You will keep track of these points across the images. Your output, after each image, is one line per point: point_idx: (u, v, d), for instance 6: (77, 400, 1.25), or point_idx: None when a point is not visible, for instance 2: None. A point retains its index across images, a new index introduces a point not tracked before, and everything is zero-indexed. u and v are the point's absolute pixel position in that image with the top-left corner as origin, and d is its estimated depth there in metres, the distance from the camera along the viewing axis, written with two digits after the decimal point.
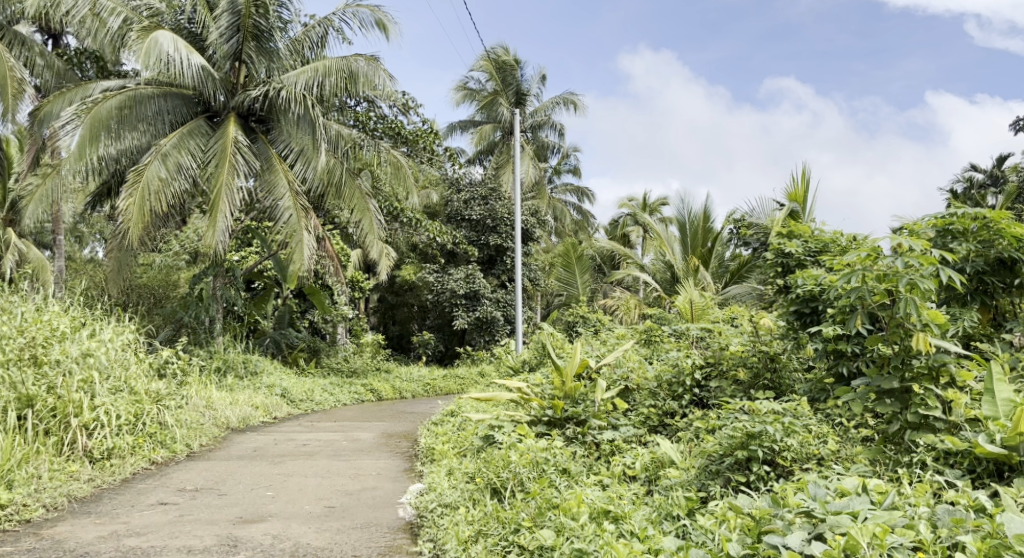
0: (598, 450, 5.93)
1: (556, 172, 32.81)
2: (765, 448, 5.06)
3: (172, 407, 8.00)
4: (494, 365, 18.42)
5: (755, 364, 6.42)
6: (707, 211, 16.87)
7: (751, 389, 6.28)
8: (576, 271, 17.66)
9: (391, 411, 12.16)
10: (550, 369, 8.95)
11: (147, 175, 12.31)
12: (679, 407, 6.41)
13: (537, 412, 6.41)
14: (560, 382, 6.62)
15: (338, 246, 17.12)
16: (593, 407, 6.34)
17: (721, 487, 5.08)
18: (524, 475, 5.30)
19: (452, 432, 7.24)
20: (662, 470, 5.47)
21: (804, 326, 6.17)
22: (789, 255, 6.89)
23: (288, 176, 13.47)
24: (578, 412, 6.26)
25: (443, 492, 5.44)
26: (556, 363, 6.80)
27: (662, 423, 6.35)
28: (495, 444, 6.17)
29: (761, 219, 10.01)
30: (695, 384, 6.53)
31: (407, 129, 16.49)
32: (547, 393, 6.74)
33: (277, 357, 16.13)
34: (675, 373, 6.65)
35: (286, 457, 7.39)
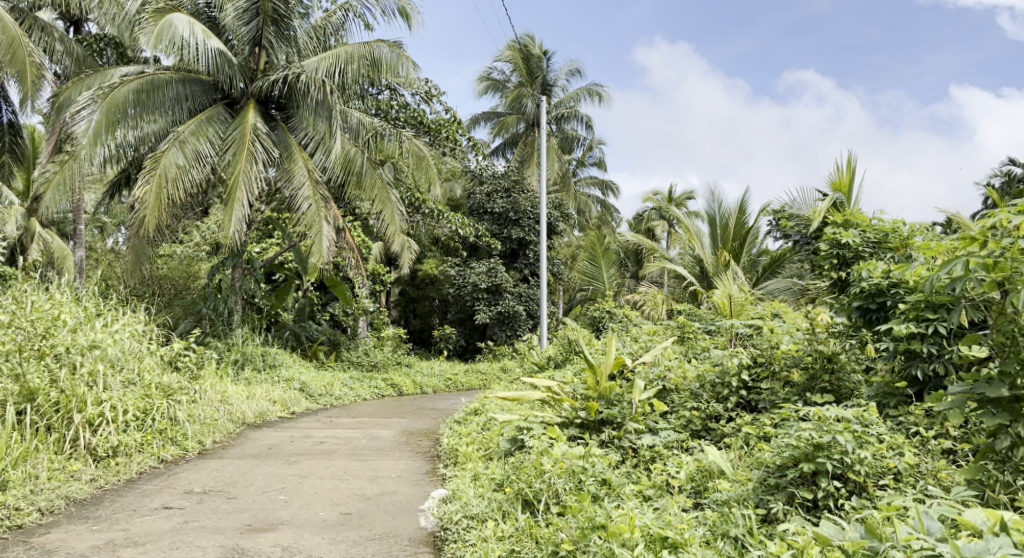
0: (638, 457, 5.52)
1: (580, 164, 32.36)
2: (834, 460, 4.67)
3: (185, 402, 7.68)
4: (517, 361, 18.03)
5: (811, 364, 5.95)
6: (741, 205, 16.35)
7: (808, 393, 5.82)
8: (602, 264, 17.21)
9: (413, 406, 11.81)
10: (579, 366, 8.55)
11: (164, 161, 12.01)
12: (724, 410, 5.99)
13: (569, 414, 6.01)
14: (594, 382, 6.19)
15: (359, 238, 16.79)
16: (630, 409, 5.93)
17: (783, 505, 4.69)
18: (560, 486, 4.91)
19: (477, 433, 6.86)
20: (710, 482, 5.07)
21: (869, 322, 5.95)
22: (844, 248, 6.58)
23: (308, 165, 13.14)
24: (615, 414, 5.86)
25: (470, 502, 5.06)
26: (589, 360, 6.38)
27: (705, 427, 5.92)
28: (523, 447, 5.79)
29: (803, 209, 9.52)
30: (742, 385, 6.10)
31: (429, 119, 16.11)
32: (579, 392, 6.33)
33: (297, 350, 15.85)
34: (719, 373, 6.23)
35: (302, 456, 7.04)
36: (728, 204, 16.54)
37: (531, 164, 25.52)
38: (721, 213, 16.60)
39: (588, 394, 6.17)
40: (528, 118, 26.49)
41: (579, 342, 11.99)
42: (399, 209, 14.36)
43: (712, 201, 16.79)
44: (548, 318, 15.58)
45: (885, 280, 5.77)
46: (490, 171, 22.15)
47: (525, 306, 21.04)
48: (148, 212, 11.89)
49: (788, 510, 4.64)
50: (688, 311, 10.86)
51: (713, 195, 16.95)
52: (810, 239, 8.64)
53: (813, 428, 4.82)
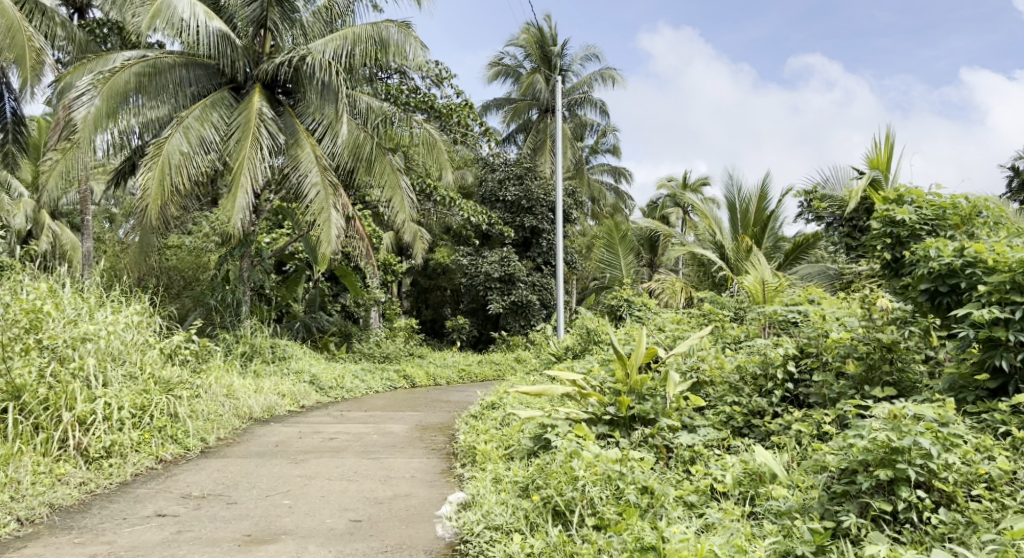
0: (677, 458, 5.17)
1: (594, 151, 31.81)
2: (916, 467, 4.35)
3: (187, 397, 7.29)
4: (533, 351, 17.60)
5: (869, 353, 5.50)
6: (762, 189, 15.96)
7: (865, 387, 5.42)
8: (619, 251, 16.71)
9: (427, 398, 11.40)
10: (601, 358, 8.10)
11: (167, 148, 11.63)
12: (769, 406, 5.61)
13: (598, 409, 5.60)
14: (624, 375, 5.73)
15: (370, 227, 16.37)
16: (663, 404, 5.51)
17: (856, 517, 4.39)
18: (595, 495, 4.52)
19: (495, 430, 6.42)
20: (761, 486, 4.76)
21: (939, 307, 5.48)
22: (900, 225, 5.94)
23: (316, 150, 12.74)
24: (648, 410, 5.44)
25: (492, 511, 4.65)
26: (618, 350, 5.89)
27: (746, 424, 5.59)
28: (549, 447, 5.38)
29: (839, 190, 9.29)
30: (788, 377, 5.70)
31: (439, 103, 15.60)
32: (607, 386, 5.88)
33: (307, 342, 15.44)
34: (763, 365, 5.80)
35: (309, 454, 6.63)
36: (748, 189, 16.16)
37: (545, 152, 25.04)
38: (741, 197, 16.23)
39: (616, 388, 5.74)
40: (541, 105, 26.02)
41: (598, 331, 11.54)
42: (409, 195, 13.92)
43: (732, 185, 16.41)
44: (563, 307, 15.11)
45: (958, 259, 5.25)
46: (502, 159, 21.69)
47: (539, 295, 20.57)
48: (150, 200, 11.53)
49: (864, 524, 4.32)
50: (712, 299, 10.38)
51: (733, 179, 16.56)
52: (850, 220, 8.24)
53: (888, 428, 4.48)
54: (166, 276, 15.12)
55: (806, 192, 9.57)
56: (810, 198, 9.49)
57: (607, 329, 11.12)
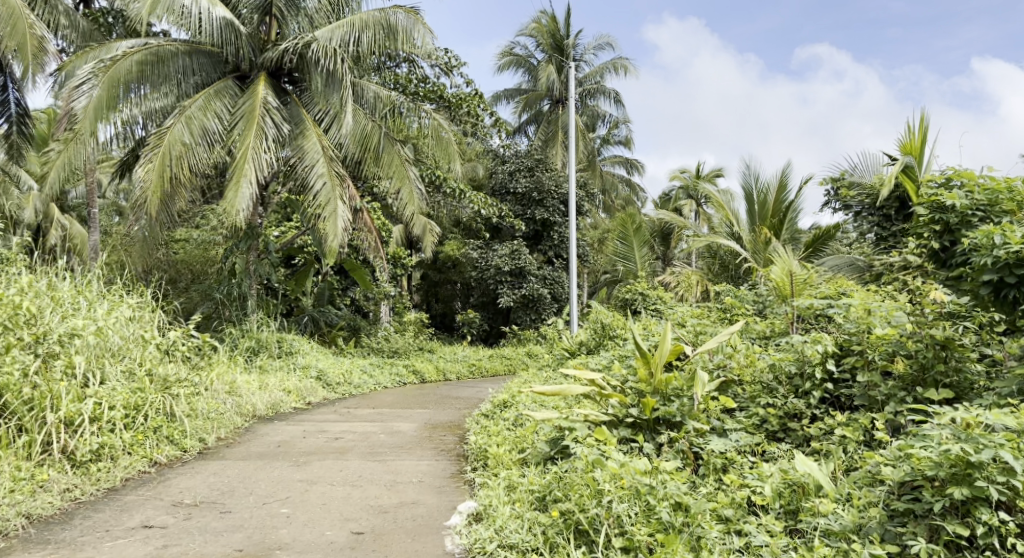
0: (708, 465, 4.85)
1: (606, 142, 31.40)
2: (997, 486, 3.98)
3: (186, 395, 6.95)
4: (545, 346, 17.26)
5: (924, 355, 5.08)
6: (781, 180, 15.53)
7: (918, 388, 5.04)
8: (634, 244, 16.32)
9: (436, 395, 11.06)
10: (617, 355, 7.74)
11: (168, 138, 11.33)
12: (807, 408, 5.28)
13: (621, 410, 5.25)
14: (647, 373, 5.36)
15: (379, 219, 16.04)
16: (691, 406, 5.16)
17: (925, 541, 4.04)
18: (623, 512, 4.19)
19: (508, 431, 6.07)
20: (804, 500, 4.44)
21: (1003, 302, 4.97)
22: (948, 211, 5.66)
23: (322, 140, 12.41)
24: (674, 413, 5.09)
25: (506, 527, 4.34)
26: (641, 347, 5.52)
27: (784, 427, 5.29)
28: (568, 453, 5.03)
29: (868, 178, 9.14)
30: (826, 376, 5.37)
31: (449, 92, 15.23)
32: (628, 386, 5.53)
33: (316, 337, 15.10)
34: (799, 363, 5.47)
35: (313, 456, 6.30)
36: (767, 179, 15.75)
37: (557, 144, 24.66)
38: (759, 187, 15.82)
39: (637, 388, 5.38)
40: (552, 95, 25.61)
41: (613, 326, 11.18)
42: (417, 186, 13.57)
43: (749, 175, 16.00)
44: (576, 301, 14.73)
45: None
46: (513, 150, 21.31)
47: (550, 289, 20.19)
48: (150, 192, 11.24)
49: (935, 549, 3.98)
50: (732, 293, 10.00)
51: (750, 169, 16.16)
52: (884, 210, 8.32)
53: (960, 439, 4.10)
54: (175, 270, 15.02)
55: (832, 179, 9.43)
56: (837, 186, 9.34)
57: (623, 324, 10.75)
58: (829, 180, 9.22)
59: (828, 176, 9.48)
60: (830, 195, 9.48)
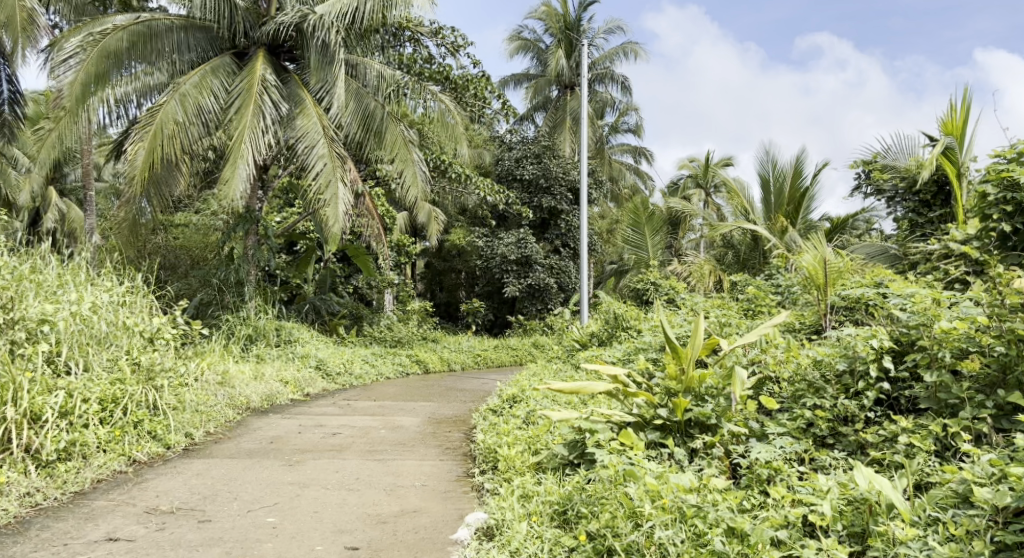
0: (751, 476, 4.40)
1: (614, 130, 30.88)
2: None
3: (172, 387, 6.46)
4: (552, 337, 16.81)
5: (1004, 353, 4.58)
6: (798, 166, 15.22)
7: (999, 390, 4.53)
8: (646, 232, 15.81)
9: (440, 386, 10.59)
10: (635, 350, 7.28)
11: (161, 115, 10.85)
12: (859, 410, 4.84)
13: (651, 411, 4.80)
14: (677, 370, 4.85)
15: (382, 205, 15.56)
16: (725, 406, 4.75)
17: None
18: (669, 542, 3.75)
19: (519, 429, 5.61)
20: (874, 522, 3.95)
21: None
22: (1019, 190, 5.73)
23: (322, 119, 11.94)
24: (708, 415, 4.65)
25: (525, 549, 3.92)
26: (671, 341, 5.03)
27: (834, 430, 4.87)
28: (591, 457, 4.59)
29: (903, 160, 8.96)
30: (881, 375, 4.91)
31: (456, 74, 14.72)
32: (655, 383, 5.05)
33: (317, 326, 14.63)
34: (848, 360, 5.04)
35: (308, 454, 5.84)
36: (783, 165, 15.42)
37: (565, 131, 24.13)
38: (775, 173, 15.49)
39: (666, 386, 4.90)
40: (562, 81, 25.14)
41: (626, 317, 10.72)
42: (422, 169, 13.08)
43: (765, 161, 15.65)
44: (587, 289, 14.19)
45: None
46: (519, 136, 20.80)
47: (556, 279, 19.70)
48: (141, 171, 10.78)
49: None
50: (750, 286, 9.51)
51: (766, 154, 15.82)
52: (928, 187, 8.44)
53: None
54: (174, 255, 14.58)
55: (864, 162, 9.17)
56: (869, 169, 9.15)
57: (636, 315, 10.28)
58: (862, 162, 9.01)
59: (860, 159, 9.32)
60: (861, 179, 9.30)
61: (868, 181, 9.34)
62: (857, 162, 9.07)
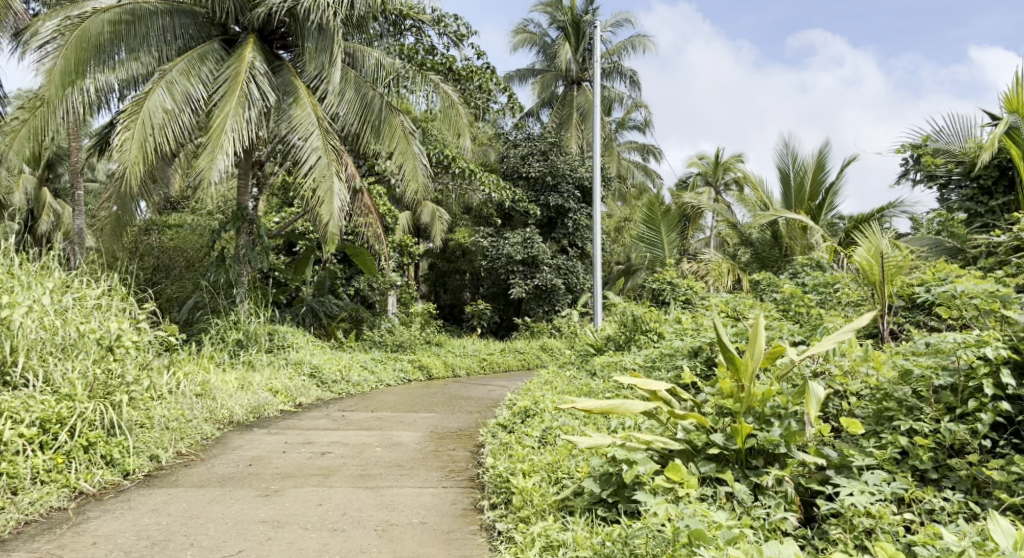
0: (848, 527, 3.87)
1: (622, 127, 30.09)
2: None
3: (138, 402, 5.71)
4: (562, 341, 15.96)
5: None
6: (820, 160, 14.57)
7: None
8: (662, 228, 14.99)
9: (444, 395, 9.79)
10: (665, 364, 6.52)
11: (148, 104, 10.09)
12: (973, 438, 4.27)
13: (704, 438, 4.18)
14: (733, 384, 4.26)
15: (383, 203, 14.75)
16: (793, 429, 4.11)
17: None
18: None
19: (535, 451, 4.87)
20: None
21: None
22: None
23: (316, 109, 11.18)
24: (774, 441, 4.04)
25: None
26: (725, 349, 4.39)
27: (939, 462, 4.33)
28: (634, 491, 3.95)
29: (958, 143, 8.71)
30: (998, 393, 4.33)
31: (460, 65, 13.88)
32: (708, 400, 4.47)
33: (314, 330, 13.80)
34: (956, 374, 4.45)
35: (288, 479, 5.11)
36: (804, 158, 14.76)
37: (572, 128, 23.34)
38: (795, 167, 14.83)
39: (718, 402, 4.34)
40: (568, 77, 24.25)
41: (645, 319, 9.90)
42: (423, 163, 12.30)
43: (785, 154, 14.97)
44: (601, 287, 13.29)
45: None
46: (525, 132, 20.01)
47: (564, 279, 18.89)
48: (128, 164, 10.02)
49: None
50: (782, 288, 8.72)
51: (786, 147, 15.17)
52: (972, 177, 8.32)
53: None
54: (166, 256, 13.74)
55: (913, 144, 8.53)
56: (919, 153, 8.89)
57: (657, 317, 9.48)
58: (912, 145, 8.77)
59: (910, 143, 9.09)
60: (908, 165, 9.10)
61: (918, 168, 8.86)
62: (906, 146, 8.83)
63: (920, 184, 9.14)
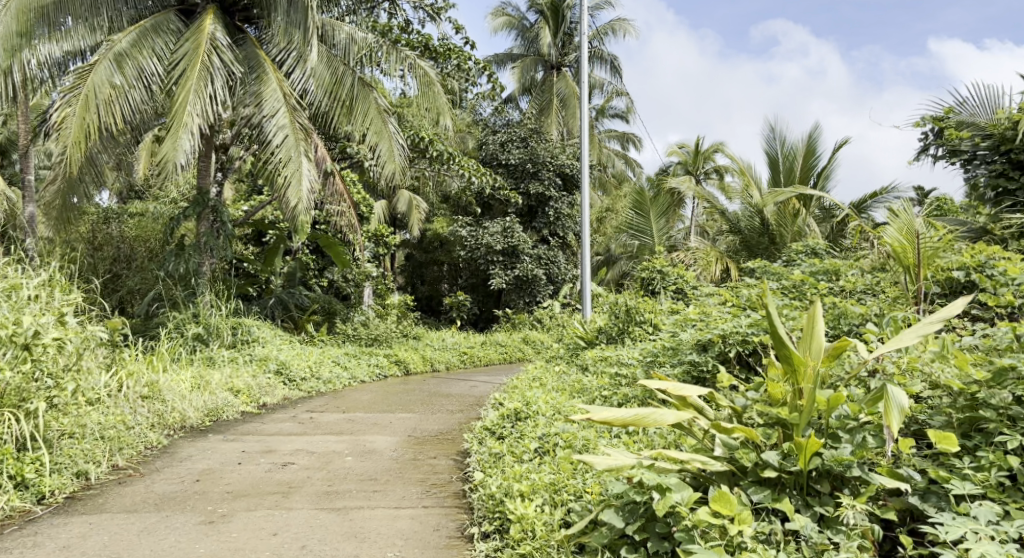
0: None
1: (603, 114, 29.38)
2: None
3: (65, 408, 5.00)
4: (545, 335, 15.24)
5: None
6: (810, 144, 14.07)
7: None
8: (650, 214, 14.31)
9: (423, 393, 9.02)
10: (673, 365, 5.86)
11: (93, 78, 9.25)
12: None
13: (756, 457, 3.69)
14: (783, 395, 3.84)
15: (356, 190, 13.94)
16: (865, 444, 3.65)
17: None
18: None
19: (533, 466, 4.24)
20: None
21: None
22: None
23: (283, 85, 10.36)
24: (843, 462, 3.58)
25: None
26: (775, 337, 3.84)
27: None
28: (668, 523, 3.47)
29: (984, 116, 8.25)
30: None
31: (436, 43, 13.11)
32: (750, 414, 3.98)
33: (283, 324, 12.97)
34: None
35: (238, 496, 4.44)
36: (794, 142, 14.25)
37: (551, 114, 22.60)
38: (785, 152, 14.29)
39: (765, 413, 3.85)
40: (548, 61, 23.52)
41: (639, 310, 9.19)
42: (399, 143, 11.50)
43: (774, 138, 14.45)
44: (589, 277, 12.51)
45: None
46: (503, 118, 19.24)
47: (545, 269, 18.17)
48: (71, 144, 9.20)
49: None
50: (784, 278, 8.06)
51: (774, 132, 14.66)
52: (997, 153, 7.87)
53: None
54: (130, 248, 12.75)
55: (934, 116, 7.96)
56: (941, 127, 8.40)
57: (651, 308, 8.80)
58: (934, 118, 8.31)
59: (930, 116, 8.62)
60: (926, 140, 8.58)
61: (939, 143, 8.32)
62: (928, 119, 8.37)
63: (941, 160, 8.59)
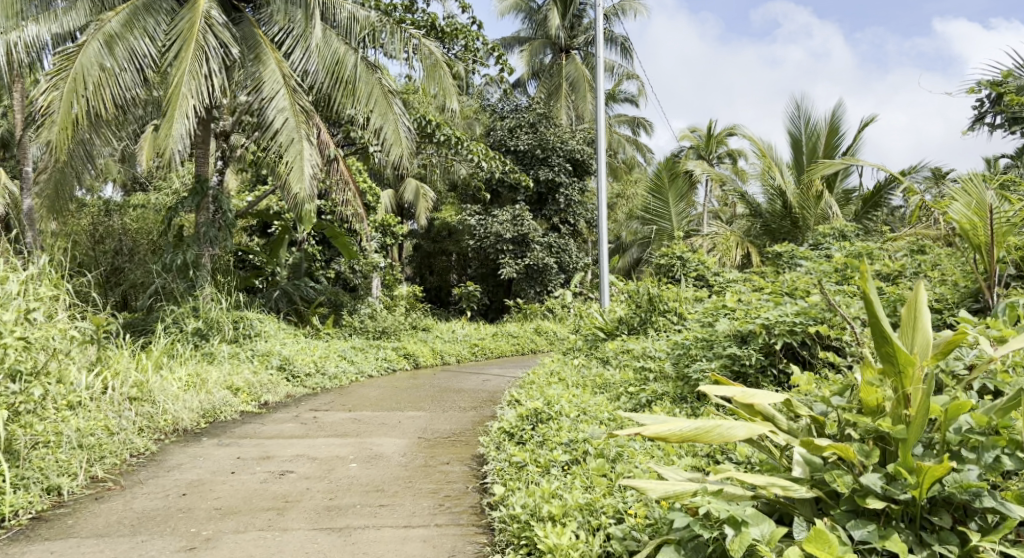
0: None
1: (613, 98, 28.73)
2: None
3: (35, 415, 4.52)
4: (558, 326, 14.70)
5: None
6: (834, 122, 13.48)
7: None
8: (669, 198, 13.71)
9: (434, 388, 8.50)
10: (711, 361, 5.34)
11: (81, 59, 8.72)
12: None
13: (853, 482, 3.21)
14: (886, 409, 3.39)
15: (362, 177, 13.41)
16: (994, 464, 3.20)
17: None
18: None
19: (560, 491, 3.73)
20: None
21: None
22: None
23: (282, 65, 9.82)
24: (972, 490, 3.13)
25: None
26: (877, 334, 3.39)
27: None
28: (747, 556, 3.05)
29: None
30: None
31: (443, 22, 12.57)
32: (840, 428, 3.48)
33: (287, 317, 12.45)
34: None
35: (228, 512, 3.94)
36: (817, 121, 13.66)
37: (561, 99, 21.99)
38: (808, 131, 13.70)
39: (859, 426, 3.37)
40: (557, 44, 22.90)
41: (662, 297, 8.64)
42: (405, 124, 10.95)
43: (796, 117, 13.86)
44: (608, 263, 11.92)
45: None
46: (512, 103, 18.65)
47: (557, 257, 17.63)
48: (59, 130, 8.68)
49: None
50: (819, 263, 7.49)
51: (796, 110, 14.06)
52: None
53: None
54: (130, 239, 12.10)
55: (993, 81, 7.42)
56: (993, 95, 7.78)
57: (676, 296, 8.25)
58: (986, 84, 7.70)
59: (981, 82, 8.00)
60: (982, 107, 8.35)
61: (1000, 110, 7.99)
62: (980, 85, 7.75)
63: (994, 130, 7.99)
